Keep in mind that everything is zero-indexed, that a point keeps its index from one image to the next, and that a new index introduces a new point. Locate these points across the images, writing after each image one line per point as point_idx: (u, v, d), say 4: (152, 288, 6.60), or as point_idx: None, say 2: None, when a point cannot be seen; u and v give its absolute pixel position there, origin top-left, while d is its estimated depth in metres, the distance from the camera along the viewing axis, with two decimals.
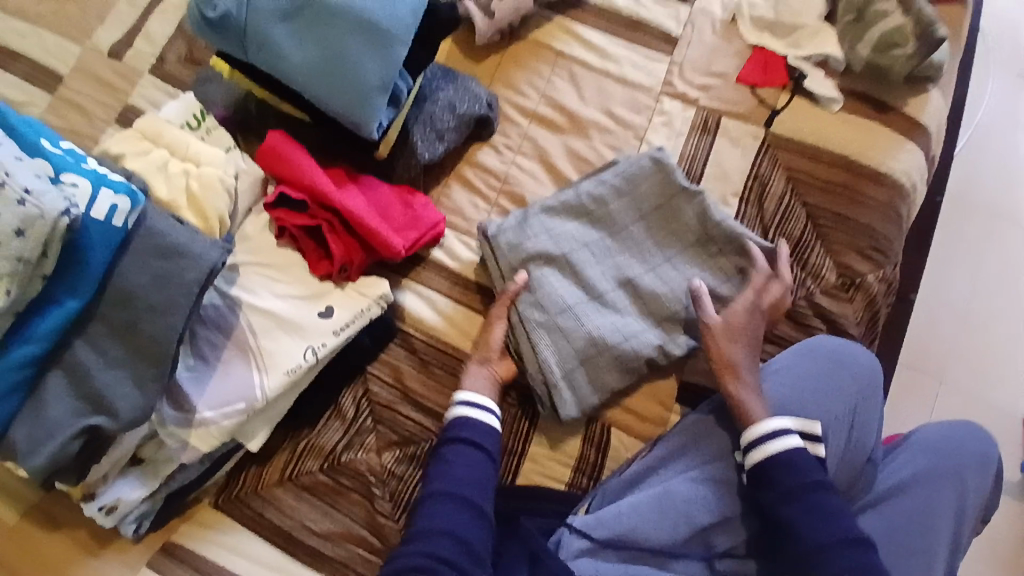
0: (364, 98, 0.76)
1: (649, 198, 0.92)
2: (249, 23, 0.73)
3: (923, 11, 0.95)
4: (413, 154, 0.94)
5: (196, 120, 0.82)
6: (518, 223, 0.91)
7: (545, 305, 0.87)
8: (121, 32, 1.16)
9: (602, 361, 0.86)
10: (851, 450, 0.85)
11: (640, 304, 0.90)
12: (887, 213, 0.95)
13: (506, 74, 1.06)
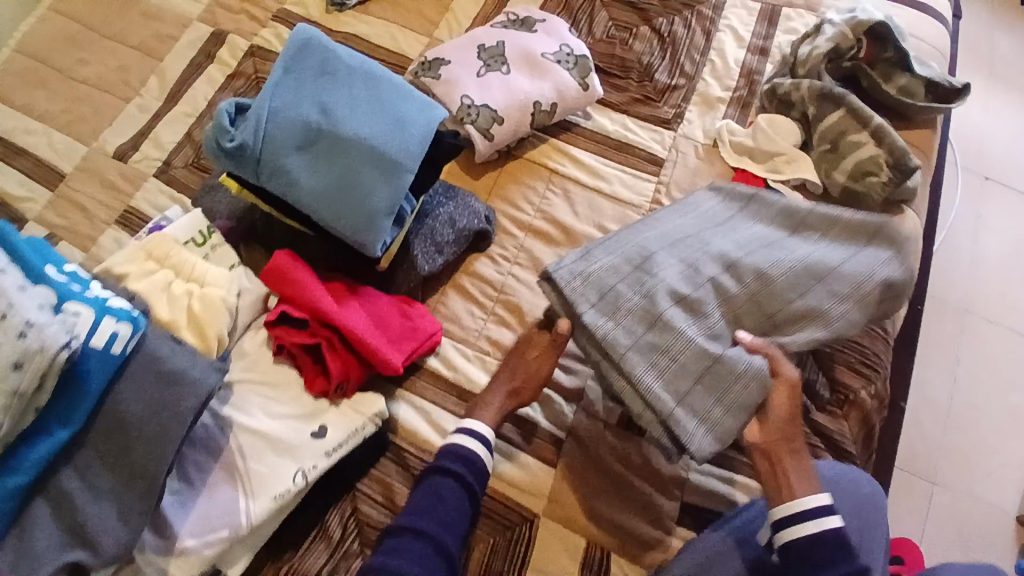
0: (372, 223, 0.79)
1: (712, 217, 0.94)
2: (264, 152, 0.76)
3: (895, 143, 1.00)
4: (413, 266, 0.96)
5: (202, 237, 0.84)
6: (579, 256, 0.87)
7: (641, 329, 0.82)
8: (130, 136, 1.20)
9: (716, 376, 0.81)
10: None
11: (751, 296, 0.85)
12: (874, 329, 0.97)
13: (503, 188, 1.11)
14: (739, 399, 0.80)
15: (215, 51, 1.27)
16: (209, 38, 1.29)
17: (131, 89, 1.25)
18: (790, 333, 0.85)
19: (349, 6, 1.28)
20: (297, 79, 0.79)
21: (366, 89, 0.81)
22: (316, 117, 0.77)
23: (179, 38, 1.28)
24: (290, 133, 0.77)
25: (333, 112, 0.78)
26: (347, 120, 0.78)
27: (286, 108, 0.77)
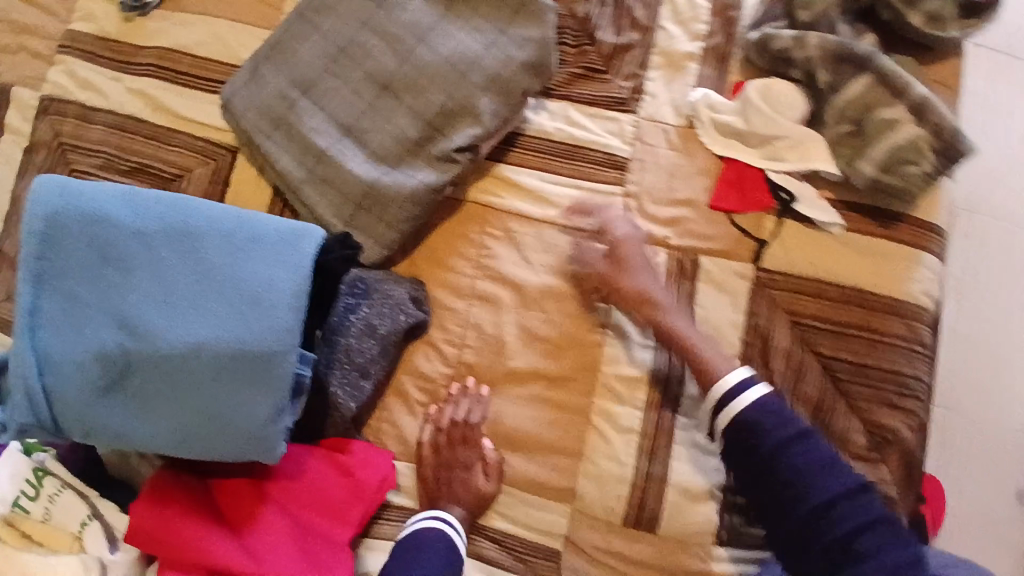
0: (257, 437, 0.57)
1: (389, 56, 0.77)
2: (65, 415, 0.55)
3: (942, 121, 0.78)
4: (336, 408, 0.74)
5: (32, 487, 0.69)
6: (248, 77, 0.80)
7: (271, 110, 0.78)
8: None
9: (368, 195, 0.77)
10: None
11: (414, 87, 0.76)
12: (911, 349, 0.80)
13: (429, 247, 0.86)
14: (392, 214, 0.77)
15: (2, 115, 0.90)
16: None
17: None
18: (448, 135, 0.77)
19: (153, 6, 0.90)
20: (71, 290, 0.57)
21: (177, 264, 0.57)
22: (117, 341, 0.55)
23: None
24: (89, 376, 0.55)
25: (138, 325, 0.55)
26: (162, 328, 0.55)
27: (70, 344, 0.56)
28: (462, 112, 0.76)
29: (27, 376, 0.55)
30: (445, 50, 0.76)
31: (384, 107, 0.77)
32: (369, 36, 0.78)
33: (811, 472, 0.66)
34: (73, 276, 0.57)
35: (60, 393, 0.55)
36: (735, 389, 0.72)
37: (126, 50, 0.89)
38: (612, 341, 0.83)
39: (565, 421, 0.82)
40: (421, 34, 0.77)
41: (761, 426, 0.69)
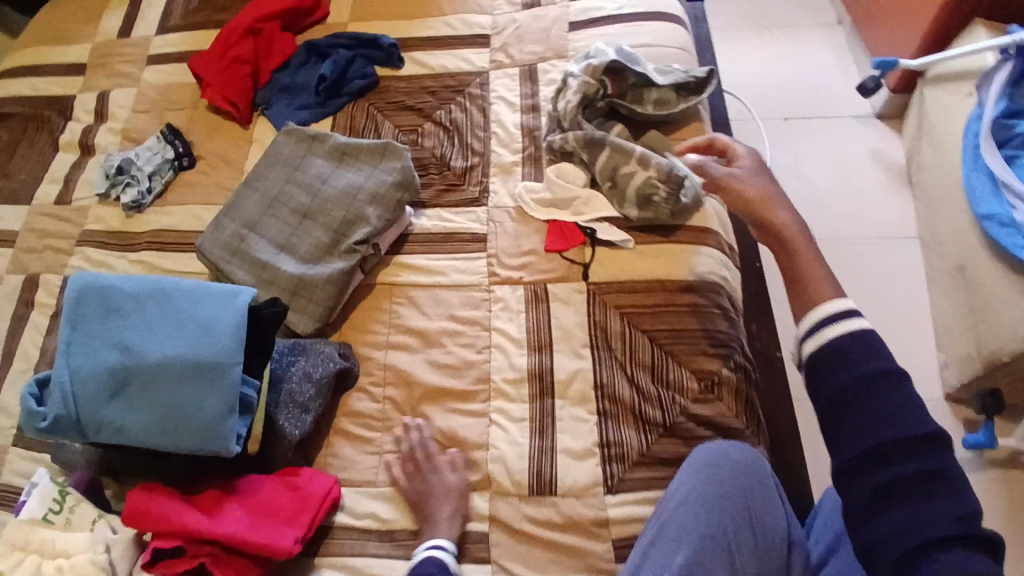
0: (212, 429, 0.81)
1: (306, 198, 1.17)
2: (79, 416, 0.80)
3: (660, 164, 1.12)
4: (284, 437, 0.97)
5: (57, 502, 0.82)
6: (213, 226, 1.17)
7: (232, 245, 1.14)
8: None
9: (299, 283, 1.09)
10: (763, 544, 0.86)
11: (325, 212, 1.15)
12: (713, 312, 1.06)
13: (352, 320, 1.15)
14: (318, 293, 1.09)
15: (35, 296, 1.24)
16: (24, 285, 1.26)
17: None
18: (351, 236, 1.13)
19: (147, 204, 1.31)
20: (87, 331, 0.84)
21: (159, 309, 0.85)
22: (118, 359, 0.81)
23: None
24: (98, 386, 0.80)
25: (132, 348, 0.82)
26: (149, 349, 0.82)
27: (86, 365, 0.82)
28: (360, 220, 1.14)
29: (59, 386, 0.80)
30: (343, 186, 1.17)
31: (305, 228, 1.15)
32: (290, 188, 1.19)
33: (885, 414, 0.66)
34: (91, 321, 0.85)
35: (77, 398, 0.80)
36: (833, 315, 0.73)
37: (130, 236, 1.28)
38: (497, 356, 1.09)
39: (471, 423, 1.04)
40: (325, 180, 1.19)
41: (844, 361, 0.70)
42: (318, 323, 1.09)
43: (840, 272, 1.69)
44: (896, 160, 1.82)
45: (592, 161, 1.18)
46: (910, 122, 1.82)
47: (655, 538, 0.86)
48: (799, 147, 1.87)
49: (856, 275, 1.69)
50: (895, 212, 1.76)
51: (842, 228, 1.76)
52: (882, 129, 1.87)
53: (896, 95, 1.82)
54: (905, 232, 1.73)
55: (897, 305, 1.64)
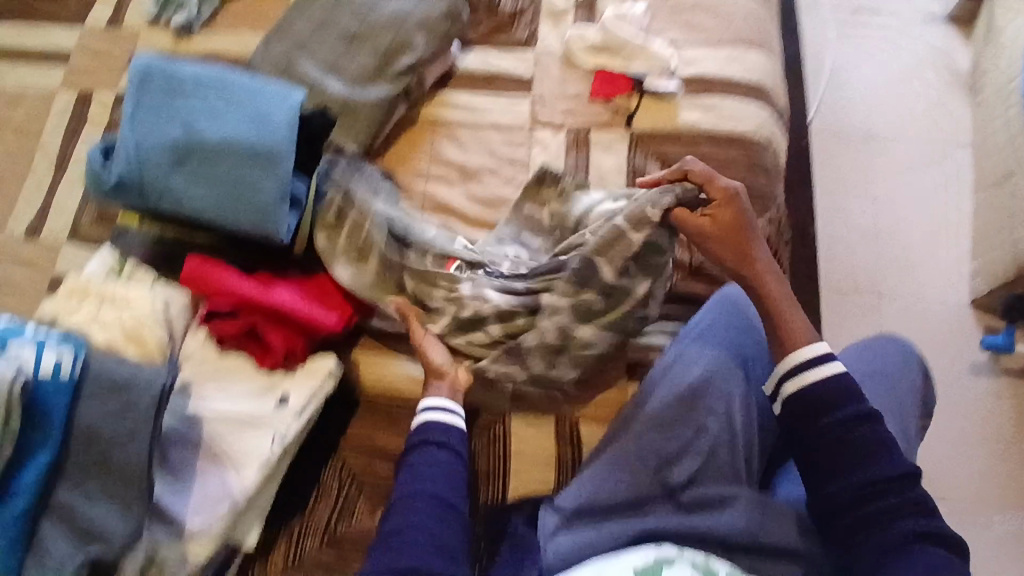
0: (269, 212, 0.88)
1: (353, 23, 1.17)
2: (147, 181, 0.88)
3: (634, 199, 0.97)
4: (329, 244, 1.03)
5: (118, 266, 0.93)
6: (263, 45, 1.18)
7: (280, 64, 1.16)
8: (35, 214, 1.16)
9: (348, 105, 1.12)
10: (768, 377, 0.94)
11: (371, 36, 1.16)
12: (756, 167, 1.07)
13: (395, 151, 1.17)
14: (363, 116, 1.12)
15: (86, 111, 1.24)
16: (76, 102, 1.25)
17: (24, 174, 1.19)
18: (397, 62, 1.15)
19: (197, 27, 1.31)
20: (151, 107, 0.90)
21: (220, 96, 0.91)
22: (182, 135, 0.88)
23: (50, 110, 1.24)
24: (163, 156, 0.88)
25: (195, 126, 0.88)
26: (210, 129, 0.88)
27: (152, 135, 0.88)
28: (407, 48, 1.15)
29: (129, 153, 0.88)
30: (390, 12, 1.17)
31: (351, 51, 1.16)
32: (338, 12, 1.19)
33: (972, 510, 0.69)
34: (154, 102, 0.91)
35: (146, 166, 0.88)
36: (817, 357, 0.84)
37: (180, 53, 1.28)
38: (552, 205, 1.07)
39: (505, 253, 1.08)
40: (373, 6, 1.19)
41: (822, 410, 0.81)
42: (366, 147, 1.13)
43: (893, 167, 1.59)
44: (960, 66, 1.68)
45: (557, 191, 1.07)
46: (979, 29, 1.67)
47: (675, 360, 0.92)
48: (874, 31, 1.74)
49: (896, 175, 1.58)
50: (949, 117, 1.64)
51: (916, 114, 1.64)
52: (950, 32, 1.72)
53: None
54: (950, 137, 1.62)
55: (929, 207, 1.55)
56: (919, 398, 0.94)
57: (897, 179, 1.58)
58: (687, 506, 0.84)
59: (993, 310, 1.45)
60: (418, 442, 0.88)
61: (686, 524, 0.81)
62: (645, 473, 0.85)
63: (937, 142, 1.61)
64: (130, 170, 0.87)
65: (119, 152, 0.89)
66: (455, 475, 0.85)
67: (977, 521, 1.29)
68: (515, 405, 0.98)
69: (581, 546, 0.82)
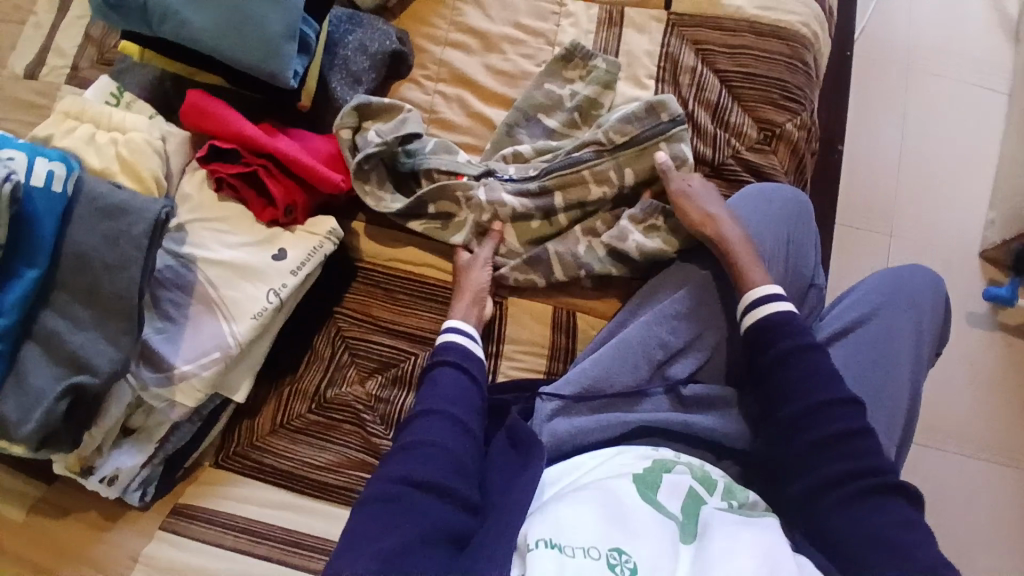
0: (275, 51, 0.80)
1: None
2: None
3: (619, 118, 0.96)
4: (335, 100, 0.95)
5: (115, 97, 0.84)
6: None
7: None
8: (22, 46, 1.05)
9: None
10: (790, 275, 0.89)
11: None
12: (794, 65, 0.99)
13: (412, 10, 1.07)
14: None
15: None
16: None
17: (18, 5, 1.07)
18: None
19: None
20: None
21: None
22: None
23: None
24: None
25: None
26: None
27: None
28: None
29: None
30: None
31: None
32: None
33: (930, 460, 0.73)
34: None
35: None
36: (763, 299, 0.81)
37: None
38: (577, 84, 1.00)
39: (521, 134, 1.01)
40: None
41: (770, 337, 0.79)
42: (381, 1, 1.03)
43: (929, 104, 1.51)
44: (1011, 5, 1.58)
45: (584, 70, 1.01)
46: None
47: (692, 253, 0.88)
48: None
49: (931, 112, 1.50)
50: (993, 57, 1.54)
51: (965, 49, 1.55)
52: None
53: None
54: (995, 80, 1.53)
55: (958, 149, 1.48)
56: (937, 329, 0.92)
57: (932, 115, 1.50)
58: (686, 402, 0.83)
59: (1000, 261, 1.41)
60: (442, 359, 0.82)
61: (681, 416, 0.81)
62: (645, 365, 0.84)
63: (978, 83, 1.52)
64: None
65: None
66: (469, 394, 0.79)
67: (949, 463, 1.31)
68: (518, 291, 0.95)
69: (576, 429, 0.80)
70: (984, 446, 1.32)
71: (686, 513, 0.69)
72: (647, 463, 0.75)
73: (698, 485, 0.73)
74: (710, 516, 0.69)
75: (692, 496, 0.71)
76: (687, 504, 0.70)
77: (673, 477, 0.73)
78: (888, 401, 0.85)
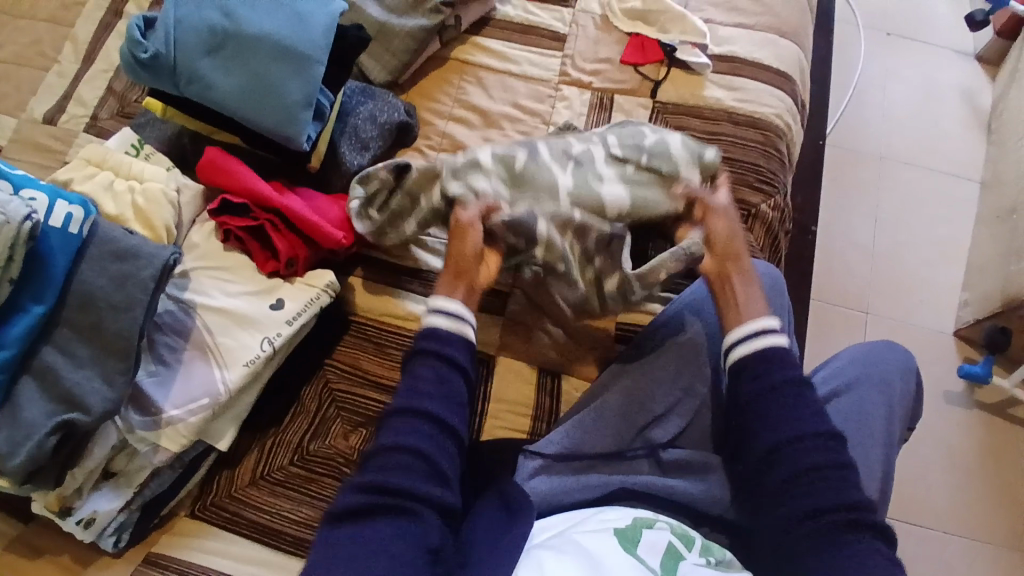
0: (294, 116, 0.86)
1: None
2: (178, 61, 0.85)
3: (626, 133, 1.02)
4: (343, 164, 1.00)
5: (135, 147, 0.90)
6: None
7: None
8: (54, 101, 1.11)
9: (382, 31, 1.10)
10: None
11: None
12: (768, 152, 1.08)
13: (420, 86, 1.16)
14: (396, 46, 1.10)
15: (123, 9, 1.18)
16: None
17: (51, 60, 1.14)
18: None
19: None
20: None
21: None
22: (222, 21, 0.86)
23: (87, 4, 1.19)
24: (198, 40, 0.85)
25: (236, 15, 0.86)
26: (251, 20, 0.86)
27: (190, 17, 0.86)
28: None
29: (166, 27, 0.85)
30: None
31: None
32: None
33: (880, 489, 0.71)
34: None
35: (180, 44, 0.85)
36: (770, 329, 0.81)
37: None
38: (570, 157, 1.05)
39: None
40: None
41: (769, 368, 0.78)
42: (391, 76, 1.11)
43: (900, 192, 1.61)
44: (978, 107, 1.70)
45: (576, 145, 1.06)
46: (1005, 70, 1.68)
47: (675, 321, 0.91)
48: (903, 60, 1.75)
49: (904, 201, 1.60)
50: (964, 152, 1.66)
51: (934, 144, 1.66)
52: (973, 73, 1.74)
53: (999, 39, 1.70)
54: (961, 173, 1.64)
55: (930, 236, 1.56)
56: (908, 407, 0.95)
57: (904, 203, 1.60)
58: (666, 467, 0.85)
59: (975, 341, 1.46)
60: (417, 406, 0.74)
61: (663, 483, 0.82)
62: (628, 429, 0.86)
63: (947, 175, 1.63)
64: (164, 45, 0.84)
65: (155, 25, 0.87)
66: (439, 445, 0.73)
67: (930, 544, 1.31)
68: (505, 351, 0.97)
69: (559, 491, 0.81)
70: (965, 528, 1.32)
71: (664, 569, 0.68)
72: (628, 521, 0.75)
73: (676, 541, 0.73)
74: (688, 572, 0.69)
75: (670, 552, 0.71)
76: (666, 560, 0.70)
77: (652, 534, 0.73)
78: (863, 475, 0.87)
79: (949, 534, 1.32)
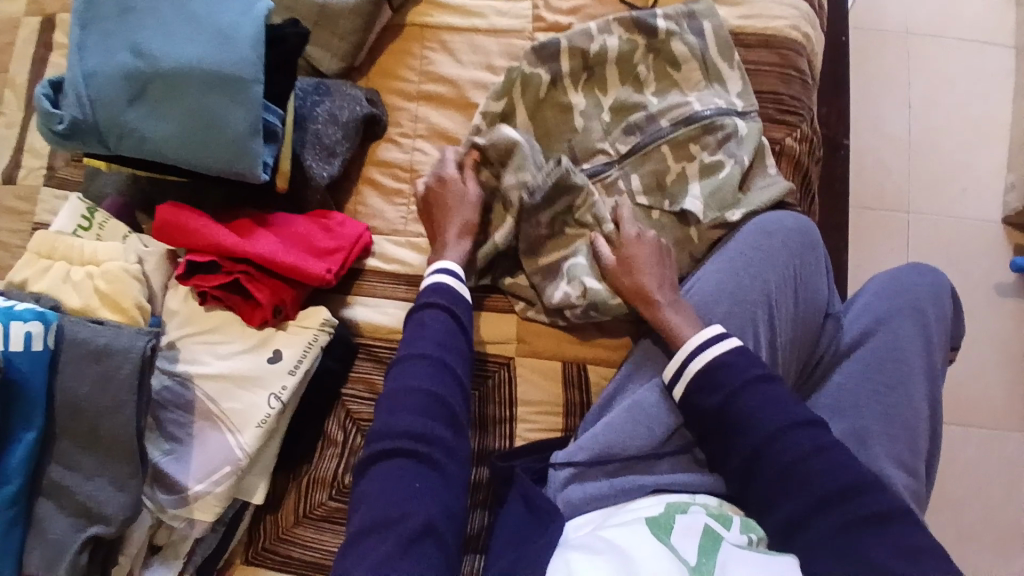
0: (242, 148, 0.77)
1: None
2: (100, 119, 0.76)
3: (676, 134, 0.90)
4: (312, 177, 0.90)
5: (87, 219, 0.85)
6: None
7: None
8: (5, 156, 1.03)
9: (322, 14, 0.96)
10: (800, 311, 0.85)
11: None
12: (785, 74, 0.93)
13: (380, 65, 1.02)
14: (343, 30, 0.96)
15: (49, 37, 1.05)
16: (39, 27, 1.06)
17: None
18: None
19: None
20: (101, 30, 0.78)
21: (172, 13, 0.78)
22: (133, 62, 0.75)
23: (12, 38, 1.07)
24: (117, 90, 0.75)
25: (147, 51, 0.76)
26: (165, 52, 0.76)
27: (100, 67, 0.76)
28: None
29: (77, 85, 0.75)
30: None
31: None
32: None
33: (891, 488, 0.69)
34: (97, 23, 0.78)
35: (98, 101, 0.75)
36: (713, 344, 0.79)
37: None
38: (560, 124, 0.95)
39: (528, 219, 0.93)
40: None
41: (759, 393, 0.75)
42: (344, 63, 0.98)
43: (936, 69, 1.41)
44: None
45: (581, 123, 0.94)
46: None
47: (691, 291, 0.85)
48: None
49: (938, 81, 1.41)
50: (1002, 9, 1.44)
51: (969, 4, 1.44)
52: None
53: None
54: (1003, 33, 1.43)
55: (971, 116, 1.39)
56: (948, 332, 0.88)
57: (941, 81, 1.41)
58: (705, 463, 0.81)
59: None
60: (431, 301, 0.81)
61: (696, 477, 0.78)
62: (663, 425, 0.81)
63: (986, 41, 1.42)
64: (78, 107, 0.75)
65: (66, 84, 0.77)
66: (458, 341, 0.79)
67: (988, 448, 1.27)
68: (525, 350, 0.90)
69: (593, 497, 0.77)
70: None
71: (700, 554, 0.64)
72: (661, 508, 0.72)
73: (713, 522, 0.68)
74: (728, 554, 0.65)
75: (707, 533, 0.67)
76: (703, 544, 0.65)
77: (686, 518, 0.69)
78: (908, 419, 0.80)
79: (1006, 432, 1.27)
